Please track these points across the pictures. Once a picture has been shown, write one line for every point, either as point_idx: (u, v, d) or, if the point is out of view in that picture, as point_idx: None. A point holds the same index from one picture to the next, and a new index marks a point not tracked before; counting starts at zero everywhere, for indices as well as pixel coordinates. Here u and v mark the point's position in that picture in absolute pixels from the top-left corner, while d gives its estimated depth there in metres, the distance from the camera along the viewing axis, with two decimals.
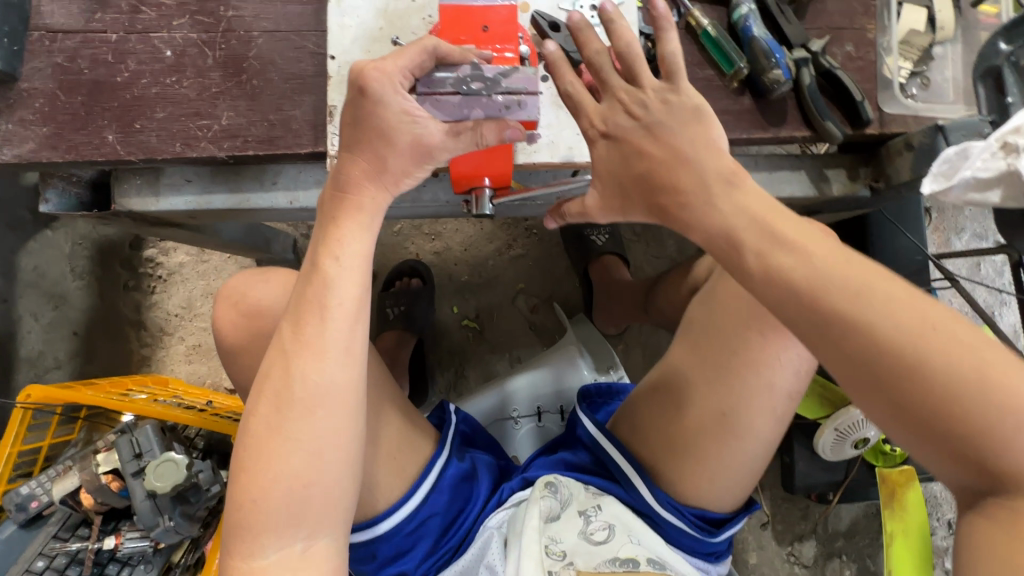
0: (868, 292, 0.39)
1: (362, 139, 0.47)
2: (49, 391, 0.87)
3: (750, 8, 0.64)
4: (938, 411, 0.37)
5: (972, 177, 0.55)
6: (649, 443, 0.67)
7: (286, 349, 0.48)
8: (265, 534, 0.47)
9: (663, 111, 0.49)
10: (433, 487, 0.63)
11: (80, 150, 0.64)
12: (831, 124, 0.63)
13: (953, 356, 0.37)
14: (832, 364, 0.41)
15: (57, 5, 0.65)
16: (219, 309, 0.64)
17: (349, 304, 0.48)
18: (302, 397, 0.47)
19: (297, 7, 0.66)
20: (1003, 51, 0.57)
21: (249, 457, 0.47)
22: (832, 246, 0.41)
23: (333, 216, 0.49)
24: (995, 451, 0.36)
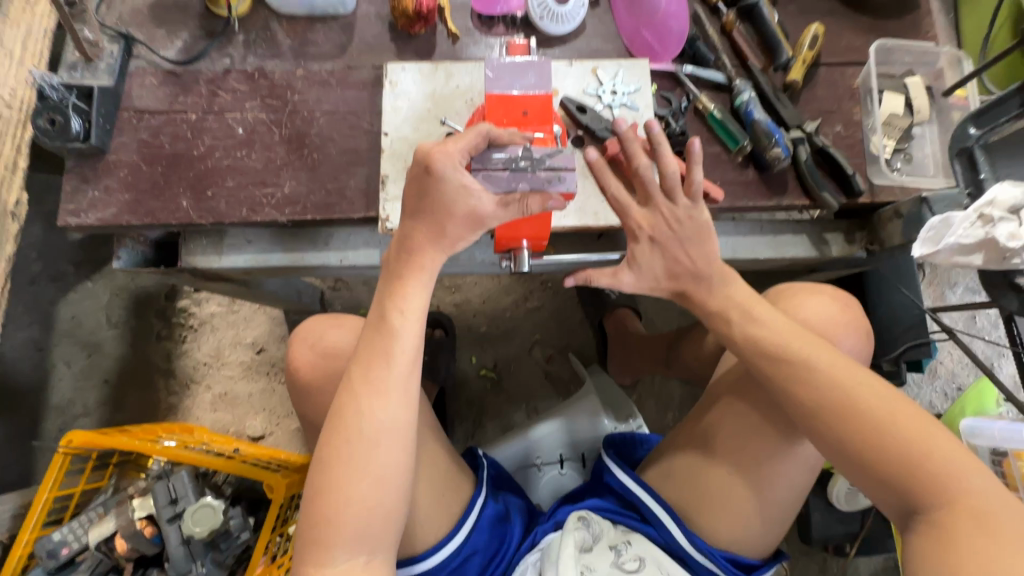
0: (813, 356, 0.59)
1: (425, 210, 0.54)
2: (88, 437, 0.89)
3: (750, 95, 0.73)
4: (868, 440, 0.55)
5: (956, 243, 0.62)
6: (678, 486, 0.71)
7: (355, 388, 0.53)
8: (335, 550, 0.51)
9: (688, 226, 0.64)
10: (473, 526, 0.68)
11: (157, 214, 0.71)
12: (828, 194, 0.72)
13: (875, 403, 0.56)
14: (801, 404, 0.59)
15: (144, 89, 0.75)
16: (296, 348, 0.71)
17: (412, 350, 0.55)
18: (369, 433, 0.53)
19: (355, 92, 0.75)
20: (972, 135, 0.65)
21: (324, 485, 0.52)
22: (791, 326, 0.62)
23: (398, 273, 0.56)
24: (913, 472, 0.53)
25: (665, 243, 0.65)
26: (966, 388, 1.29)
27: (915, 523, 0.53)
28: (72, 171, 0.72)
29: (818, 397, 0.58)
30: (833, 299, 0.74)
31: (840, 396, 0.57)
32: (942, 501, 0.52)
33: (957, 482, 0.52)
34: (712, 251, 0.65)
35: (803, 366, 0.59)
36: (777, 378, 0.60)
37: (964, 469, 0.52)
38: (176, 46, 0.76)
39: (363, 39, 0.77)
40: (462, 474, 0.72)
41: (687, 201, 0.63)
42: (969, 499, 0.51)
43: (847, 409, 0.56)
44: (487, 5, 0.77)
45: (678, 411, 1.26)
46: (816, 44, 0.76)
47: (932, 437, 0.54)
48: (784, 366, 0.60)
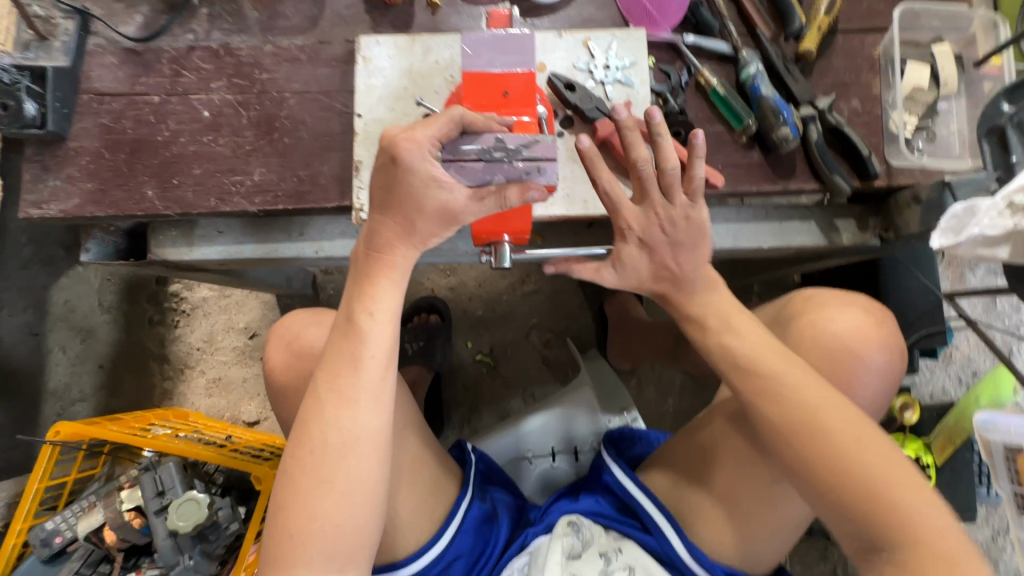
0: (779, 371, 0.56)
1: (391, 195, 0.49)
2: (75, 428, 0.89)
3: (758, 68, 0.67)
4: (836, 466, 0.52)
5: (980, 234, 0.56)
6: (677, 494, 0.70)
7: (320, 396, 0.50)
8: (299, 571, 0.48)
9: (683, 228, 0.59)
10: (457, 529, 0.66)
11: (122, 205, 0.67)
12: (840, 178, 0.65)
13: (841, 425, 0.53)
14: (769, 421, 0.56)
15: (104, 69, 0.70)
16: (272, 349, 0.68)
17: (382, 355, 0.51)
18: (335, 443, 0.49)
19: (327, 69, 0.70)
20: (1005, 111, 0.58)
21: (288, 499, 0.49)
22: (764, 335, 0.59)
23: (367, 273, 0.52)
24: (878, 501, 0.51)
25: (654, 245, 0.61)
26: (982, 375, 1.23)
27: (876, 557, 0.51)
28: (32, 159, 0.68)
29: (784, 417, 0.55)
30: (866, 311, 0.68)
31: (806, 420, 0.54)
32: (904, 539, 0.49)
33: (918, 519, 0.50)
34: (702, 255, 0.61)
35: (772, 385, 0.56)
36: (749, 393, 0.57)
37: (922, 504, 0.50)
38: (136, 21, 0.71)
39: (336, 10, 0.71)
40: (447, 476, 0.69)
41: (685, 199, 0.58)
42: (926, 536, 0.49)
43: (811, 430, 0.54)
44: None
45: (679, 398, 1.23)
46: (833, 8, 0.68)
47: (894, 468, 0.52)
48: (754, 382, 0.57)
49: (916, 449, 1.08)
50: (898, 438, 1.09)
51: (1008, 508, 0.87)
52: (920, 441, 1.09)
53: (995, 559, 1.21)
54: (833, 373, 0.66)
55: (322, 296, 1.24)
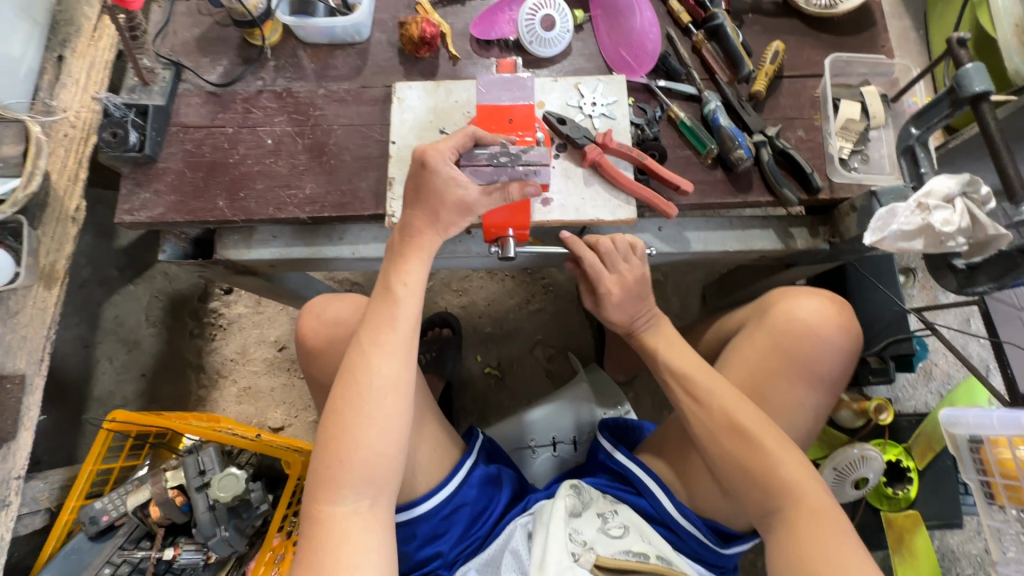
0: (705, 377, 0.73)
1: (419, 189, 0.64)
2: (130, 416, 1.00)
3: (717, 104, 0.82)
4: (746, 451, 0.68)
5: (899, 230, 0.68)
6: (665, 462, 0.81)
7: (365, 348, 0.64)
8: (344, 490, 0.61)
9: (641, 281, 0.80)
10: (461, 482, 0.76)
11: (198, 213, 0.83)
12: (788, 191, 0.79)
13: (753, 420, 0.69)
14: (700, 421, 0.71)
15: (190, 107, 0.87)
16: (305, 321, 0.81)
17: (411, 318, 0.66)
18: (377, 387, 0.63)
19: (368, 108, 0.87)
20: (914, 134, 0.72)
21: (337, 431, 0.62)
22: (689, 352, 0.78)
23: (402, 252, 0.66)
24: (774, 478, 0.66)
25: (628, 296, 0.80)
26: (959, 389, 1.31)
27: (773, 521, 0.66)
28: (128, 177, 0.84)
29: (710, 420, 0.71)
30: (826, 299, 0.80)
31: (727, 423, 0.69)
32: (791, 504, 0.65)
33: (801, 492, 0.65)
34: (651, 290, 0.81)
35: (700, 395, 0.72)
36: (685, 402, 0.73)
37: (807, 485, 0.66)
38: (218, 71, 0.89)
39: (377, 62, 0.89)
40: (453, 443, 0.80)
41: (639, 257, 0.80)
42: (808, 502, 0.65)
43: (735, 431, 0.69)
44: (484, 32, 0.88)
45: (673, 408, 1.32)
46: (777, 58, 0.84)
47: (788, 456, 0.67)
48: (687, 393, 0.73)
49: (897, 454, 1.16)
50: (880, 445, 1.16)
51: (976, 498, 0.94)
52: (900, 446, 1.17)
53: (989, 571, 1.24)
54: (806, 356, 0.76)
55: None
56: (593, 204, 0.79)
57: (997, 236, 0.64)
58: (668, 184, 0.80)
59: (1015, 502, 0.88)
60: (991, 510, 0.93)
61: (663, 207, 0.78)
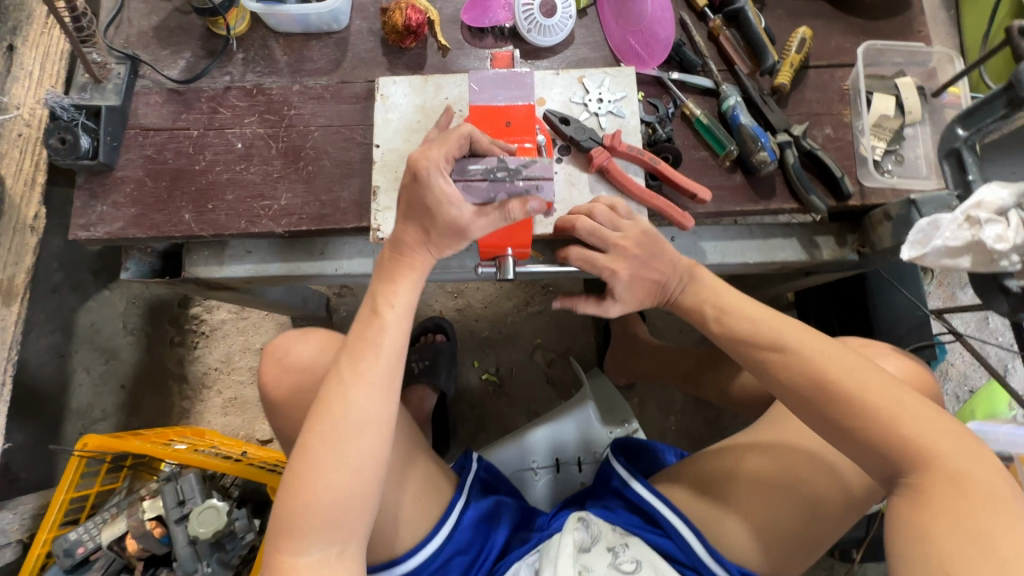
0: (784, 333, 0.63)
1: (414, 202, 0.56)
2: (103, 440, 0.94)
3: (737, 100, 0.74)
4: (848, 410, 0.57)
5: (944, 245, 0.61)
6: (692, 499, 0.75)
7: (343, 378, 0.57)
8: (310, 538, 0.55)
9: (643, 242, 0.68)
10: (453, 526, 0.71)
11: (161, 228, 0.74)
12: (815, 198, 0.71)
13: (851, 370, 0.58)
14: (791, 381, 0.61)
15: (150, 107, 0.78)
16: (265, 368, 0.73)
17: (398, 345, 0.59)
18: (355, 422, 0.56)
19: (348, 106, 0.78)
20: (961, 135, 0.64)
21: (305, 469, 0.55)
22: (764, 308, 0.67)
23: (391, 273, 0.60)
24: (898, 431, 0.55)
25: (637, 266, 0.70)
26: (977, 390, 1.26)
27: (898, 486, 0.55)
28: (82, 187, 0.75)
29: (803, 385, 0.60)
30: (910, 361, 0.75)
31: (823, 381, 0.58)
32: (922, 468, 0.54)
33: (931, 442, 0.54)
34: (671, 255, 0.70)
35: (782, 356, 0.62)
36: (767, 363, 0.63)
37: (940, 435, 0.54)
38: (179, 65, 0.80)
39: (357, 54, 0.80)
40: (443, 477, 0.74)
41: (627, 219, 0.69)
42: (946, 464, 0.53)
43: (828, 388, 0.58)
44: (476, 19, 0.79)
45: (680, 414, 1.27)
46: (803, 47, 0.76)
47: (908, 404, 0.56)
48: (768, 356, 0.63)
49: None
50: None
51: None
52: None
53: None
54: None
55: (335, 316, 1.32)
56: None
57: None
58: (683, 191, 0.72)
59: None
60: None
61: (678, 219, 0.70)
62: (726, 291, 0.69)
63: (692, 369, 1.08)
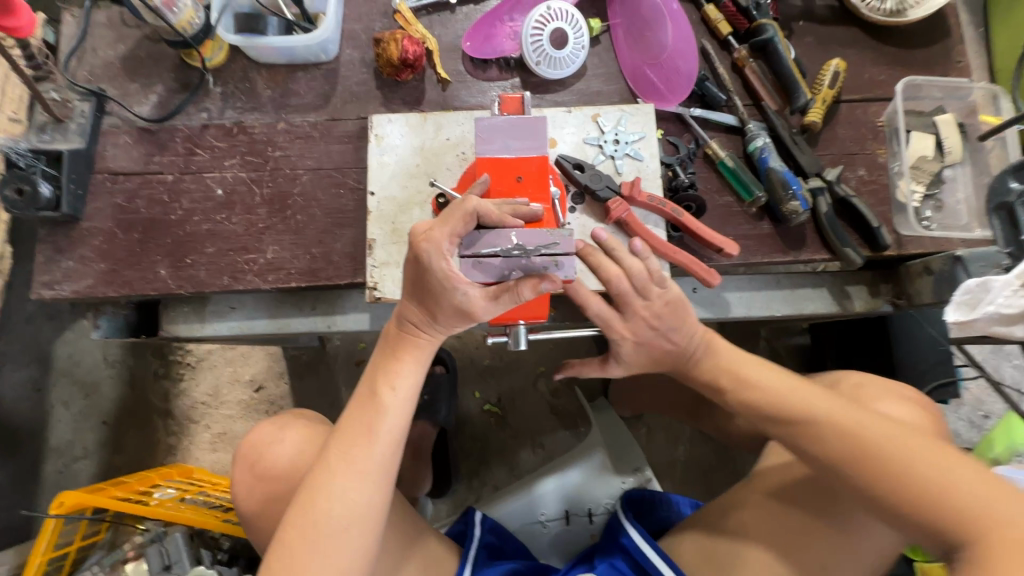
0: (808, 400, 0.60)
1: (419, 283, 0.51)
2: (80, 497, 0.87)
3: (765, 140, 0.68)
4: (885, 477, 0.54)
5: (996, 312, 0.57)
6: (696, 560, 0.71)
7: (333, 466, 0.52)
8: None
9: (663, 310, 0.63)
10: None
11: (134, 285, 0.67)
12: (851, 250, 0.66)
13: (885, 433, 0.56)
14: (821, 448, 0.57)
15: (119, 149, 0.71)
16: (238, 472, 0.67)
17: (396, 431, 0.54)
18: (340, 516, 0.51)
19: (340, 146, 0.71)
20: (1013, 189, 0.60)
21: (287, 566, 0.50)
22: (781, 377, 0.64)
23: (393, 349, 0.55)
24: (940, 497, 0.52)
25: (650, 338, 0.66)
26: (994, 418, 1.22)
27: (954, 560, 0.51)
28: (45, 241, 0.68)
29: (838, 452, 0.56)
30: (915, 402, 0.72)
31: (856, 442, 0.56)
32: (972, 538, 0.50)
33: (986, 510, 0.50)
34: (689, 323, 0.65)
35: (812, 420, 0.59)
36: (792, 429, 0.60)
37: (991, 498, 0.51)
38: (151, 100, 0.72)
39: (348, 87, 0.73)
40: (444, 548, 0.70)
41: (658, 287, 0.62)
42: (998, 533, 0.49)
43: (863, 454, 0.55)
44: (478, 48, 0.72)
45: (689, 445, 1.22)
46: (836, 81, 0.70)
47: (953, 466, 0.53)
48: (798, 419, 0.60)
49: None
50: None
51: None
52: None
53: None
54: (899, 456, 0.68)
55: (329, 346, 1.25)
56: None
57: None
58: (707, 245, 0.66)
59: None
60: None
61: (703, 274, 0.64)
62: (740, 356, 0.67)
63: (690, 405, 1.03)
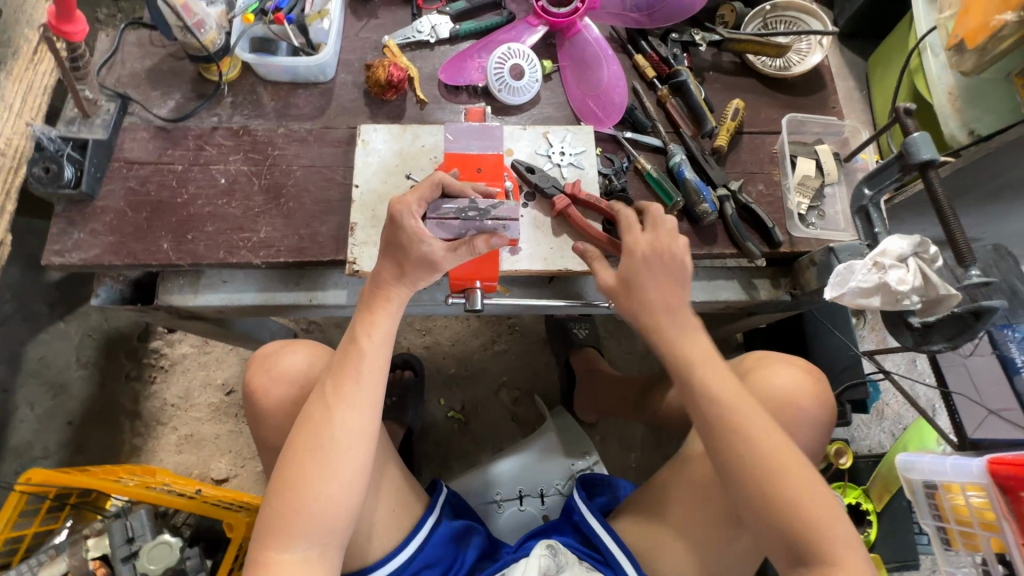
0: (740, 415, 0.65)
1: (392, 240, 0.61)
2: (49, 475, 0.90)
3: (682, 157, 0.84)
4: (781, 498, 0.62)
5: (858, 286, 0.70)
6: (636, 532, 0.80)
7: (328, 400, 0.61)
8: (297, 538, 0.58)
9: (666, 260, 0.71)
10: (424, 541, 0.75)
11: (139, 256, 0.76)
12: (751, 244, 0.80)
13: (793, 464, 0.64)
14: (744, 459, 0.64)
15: (137, 142, 0.82)
16: (255, 374, 0.75)
17: (379, 370, 0.63)
18: (341, 440, 0.60)
19: (331, 149, 0.84)
20: (867, 195, 0.75)
21: (297, 481, 0.59)
22: (731, 379, 0.68)
23: (370, 305, 0.64)
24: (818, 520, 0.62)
25: (651, 266, 0.71)
26: (910, 428, 1.36)
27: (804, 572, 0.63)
28: (60, 215, 0.77)
29: (751, 461, 0.64)
30: (803, 370, 0.85)
31: (776, 470, 0.63)
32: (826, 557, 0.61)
33: (839, 540, 0.62)
34: (675, 292, 0.71)
35: (748, 440, 0.64)
36: (719, 430, 0.65)
37: (849, 538, 0.62)
38: (169, 105, 0.84)
39: (341, 103, 0.87)
40: (415, 497, 0.79)
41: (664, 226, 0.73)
42: (849, 557, 0.61)
43: (771, 464, 0.63)
44: (452, 76, 0.87)
45: (640, 452, 1.31)
46: (737, 115, 0.87)
47: (832, 513, 0.63)
48: (734, 436, 0.65)
49: (857, 496, 1.19)
50: (840, 488, 1.20)
51: (935, 543, 0.97)
52: (859, 489, 1.20)
53: None
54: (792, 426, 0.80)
55: None
56: (562, 254, 0.79)
57: (948, 294, 0.67)
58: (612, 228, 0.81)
59: (971, 548, 0.90)
60: (950, 555, 0.95)
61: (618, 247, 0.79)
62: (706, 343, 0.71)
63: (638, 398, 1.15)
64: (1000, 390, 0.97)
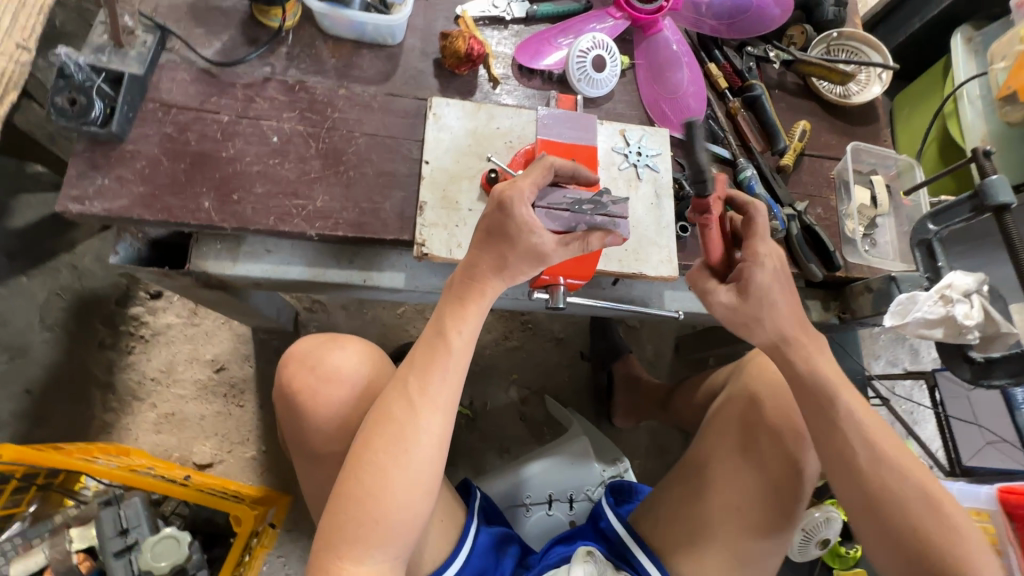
0: (860, 414, 0.62)
1: (496, 226, 0.57)
2: (21, 453, 0.77)
3: (752, 172, 0.83)
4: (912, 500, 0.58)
5: (923, 317, 0.72)
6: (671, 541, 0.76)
7: (411, 397, 0.56)
8: (372, 548, 0.53)
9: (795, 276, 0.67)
10: (470, 552, 0.70)
11: (175, 212, 0.67)
12: (814, 266, 0.82)
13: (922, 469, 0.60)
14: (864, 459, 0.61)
15: (175, 84, 0.72)
16: (295, 372, 0.66)
17: (463, 370, 0.58)
18: (426, 444, 0.55)
19: (396, 119, 0.77)
20: (931, 229, 0.76)
21: (375, 484, 0.53)
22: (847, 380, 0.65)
23: (461, 296, 0.58)
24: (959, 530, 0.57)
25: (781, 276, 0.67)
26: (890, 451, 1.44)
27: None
28: (81, 156, 0.67)
29: (866, 459, 0.61)
30: None
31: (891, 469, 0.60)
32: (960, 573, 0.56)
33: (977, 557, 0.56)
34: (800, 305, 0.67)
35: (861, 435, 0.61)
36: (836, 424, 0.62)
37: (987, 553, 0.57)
38: (215, 47, 0.75)
39: (409, 71, 0.80)
40: (456, 503, 0.74)
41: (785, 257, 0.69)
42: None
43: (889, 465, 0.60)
44: (529, 58, 0.83)
45: (645, 459, 1.31)
46: (803, 137, 0.88)
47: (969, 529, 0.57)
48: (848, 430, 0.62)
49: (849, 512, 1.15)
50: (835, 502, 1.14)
51: None
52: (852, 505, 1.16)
53: None
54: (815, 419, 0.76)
55: (302, 333, 1.22)
56: (638, 257, 0.76)
57: (1009, 331, 0.70)
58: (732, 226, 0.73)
59: None
60: None
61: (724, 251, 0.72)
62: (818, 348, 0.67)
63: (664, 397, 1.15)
64: (998, 419, 1.08)
